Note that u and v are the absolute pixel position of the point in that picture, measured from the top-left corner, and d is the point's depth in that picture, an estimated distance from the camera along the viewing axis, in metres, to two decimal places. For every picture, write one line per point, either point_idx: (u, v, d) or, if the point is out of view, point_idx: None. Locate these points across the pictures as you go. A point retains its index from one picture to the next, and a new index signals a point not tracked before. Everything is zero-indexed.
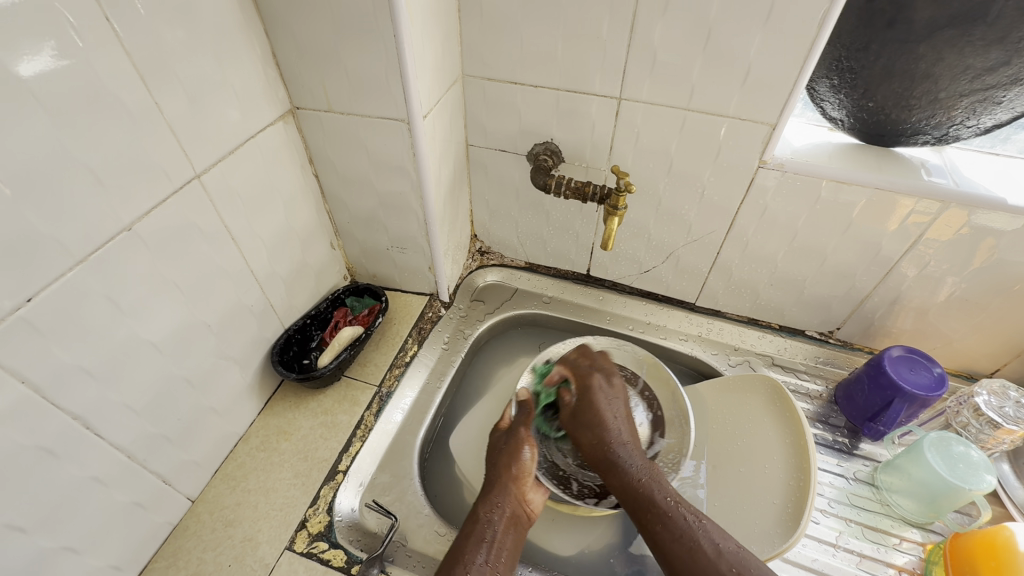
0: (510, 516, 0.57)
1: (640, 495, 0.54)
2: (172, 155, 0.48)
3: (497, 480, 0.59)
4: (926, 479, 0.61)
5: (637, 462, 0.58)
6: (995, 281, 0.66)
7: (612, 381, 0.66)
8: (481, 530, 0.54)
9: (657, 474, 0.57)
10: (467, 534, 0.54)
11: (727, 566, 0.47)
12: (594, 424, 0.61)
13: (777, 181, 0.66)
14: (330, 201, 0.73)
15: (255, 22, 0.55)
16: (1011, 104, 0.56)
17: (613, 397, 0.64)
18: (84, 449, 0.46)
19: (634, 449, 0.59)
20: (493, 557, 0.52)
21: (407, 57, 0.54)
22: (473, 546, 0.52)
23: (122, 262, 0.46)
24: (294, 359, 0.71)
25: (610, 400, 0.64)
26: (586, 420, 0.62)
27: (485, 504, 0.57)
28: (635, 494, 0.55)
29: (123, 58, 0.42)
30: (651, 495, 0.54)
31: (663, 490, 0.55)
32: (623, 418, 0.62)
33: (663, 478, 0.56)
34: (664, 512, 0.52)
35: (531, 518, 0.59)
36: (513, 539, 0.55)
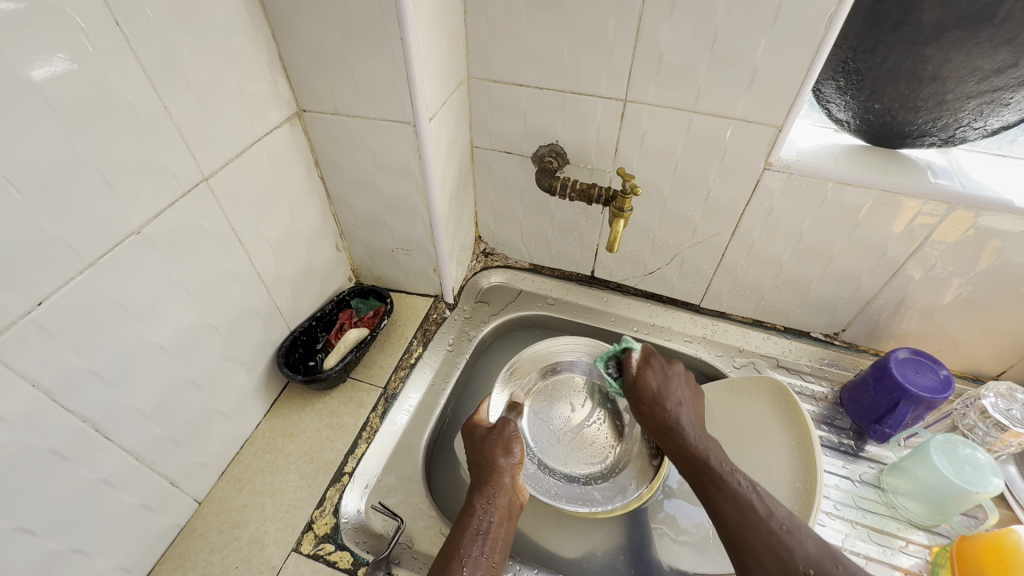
0: (505, 507, 0.58)
1: (699, 468, 0.57)
2: (181, 159, 0.49)
3: (486, 472, 0.60)
4: (932, 481, 0.61)
5: (697, 434, 0.61)
6: (1001, 283, 0.66)
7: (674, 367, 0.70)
8: (477, 523, 0.55)
9: (711, 442, 0.60)
10: (459, 526, 0.55)
11: (778, 524, 0.50)
12: (655, 393, 0.66)
13: (782, 183, 0.66)
14: (335, 202, 0.73)
15: (262, 24, 0.55)
16: (1019, 105, 0.56)
17: (677, 374, 0.69)
18: (93, 451, 0.46)
19: (690, 420, 0.64)
20: (488, 547, 0.53)
21: (414, 59, 0.54)
22: (467, 538, 0.53)
23: (132, 265, 0.46)
24: (300, 360, 0.71)
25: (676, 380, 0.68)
26: (644, 391, 0.67)
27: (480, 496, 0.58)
28: (688, 455, 0.59)
29: (132, 62, 0.43)
30: (711, 461, 0.57)
31: (722, 459, 0.57)
32: (683, 386, 0.68)
33: (717, 446, 0.60)
34: (722, 476, 0.55)
35: (521, 506, 0.61)
36: (505, 531, 0.56)
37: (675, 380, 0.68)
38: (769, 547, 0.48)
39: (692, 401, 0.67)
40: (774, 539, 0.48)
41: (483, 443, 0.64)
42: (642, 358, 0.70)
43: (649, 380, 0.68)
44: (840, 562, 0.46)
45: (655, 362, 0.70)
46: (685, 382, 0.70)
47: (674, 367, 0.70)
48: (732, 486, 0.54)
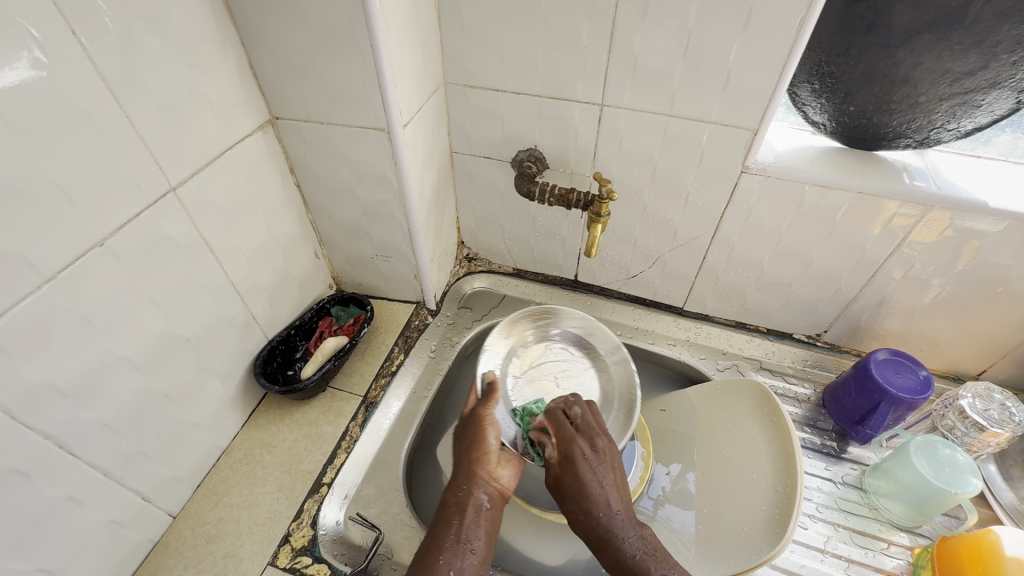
0: (481, 498, 0.56)
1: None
2: (146, 169, 0.48)
3: (463, 469, 0.59)
4: (912, 482, 0.61)
5: (632, 535, 0.51)
6: (978, 283, 0.66)
7: (597, 446, 0.58)
8: (452, 513, 0.54)
9: (654, 548, 0.50)
10: (438, 517, 0.54)
11: None
12: (577, 489, 0.54)
13: (760, 186, 0.66)
14: (313, 210, 0.73)
15: (230, 32, 0.54)
16: (991, 107, 0.56)
17: (607, 464, 0.56)
18: (57, 469, 0.45)
19: (629, 519, 0.52)
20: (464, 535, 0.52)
21: (385, 66, 0.53)
22: (442, 530, 0.52)
23: (95, 278, 0.45)
24: (278, 370, 0.70)
25: (595, 470, 0.55)
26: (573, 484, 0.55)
27: (455, 487, 0.57)
28: (631, 574, 0.48)
29: (92, 73, 0.42)
30: (647, 565, 0.48)
31: (664, 568, 0.48)
32: (617, 483, 0.56)
33: (663, 550, 0.50)
34: None
35: (507, 496, 0.58)
36: (487, 521, 0.54)
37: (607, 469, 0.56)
38: None
39: (620, 492, 0.55)
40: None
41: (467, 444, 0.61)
42: (559, 443, 0.59)
43: (568, 476, 0.55)
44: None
45: (573, 449, 0.57)
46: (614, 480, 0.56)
47: (592, 445, 0.58)
48: None
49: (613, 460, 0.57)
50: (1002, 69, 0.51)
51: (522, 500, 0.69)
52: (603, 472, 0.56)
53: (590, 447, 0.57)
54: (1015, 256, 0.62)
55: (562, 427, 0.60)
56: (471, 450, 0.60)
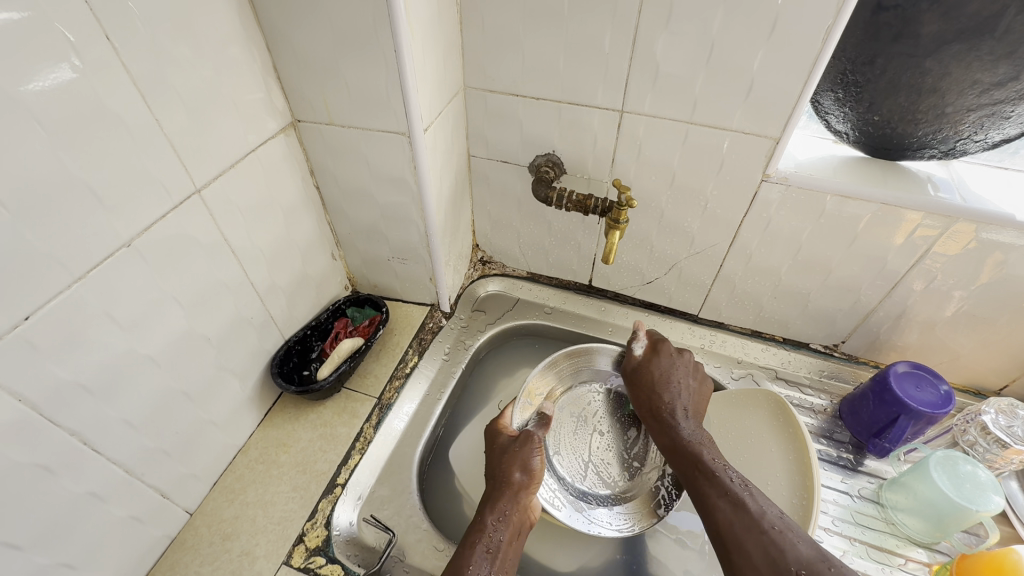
0: (517, 524, 0.56)
1: (689, 454, 0.58)
2: (173, 172, 0.49)
3: (495, 472, 0.61)
4: (931, 497, 0.60)
5: (694, 432, 0.61)
6: (1002, 297, 0.65)
7: (681, 355, 0.71)
8: (484, 540, 0.53)
9: (710, 444, 0.60)
10: (462, 543, 0.53)
11: (767, 524, 0.47)
12: (660, 376, 0.68)
13: (780, 194, 0.65)
14: (331, 211, 0.73)
15: (256, 35, 0.55)
16: (1019, 119, 0.55)
17: (684, 367, 0.69)
18: (82, 465, 0.46)
19: (693, 421, 0.63)
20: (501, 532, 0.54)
21: (408, 71, 0.54)
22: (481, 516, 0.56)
23: (121, 277, 0.46)
24: (294, 370, 0.70)
25: (682, 373, 0.68)
26: (650, 375, 0.68)
27: (483, 511, 0.56)
28: (685, 452, 0.58)
29: (123, 77, 0.43)
30: (699, 455, 0.57)
31: (714, 455, 0.57)
32: (694, 388, 0.68)
33: (714, 446, 0.59)
34: (714, 472, 0.54)
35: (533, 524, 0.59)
36: (517, 527, 0.56)
37: (690, 374, 0.69)
38: (763, 550, 0.46)
39: (693, 392, 0.67)
40: (764, 537, 0.46)
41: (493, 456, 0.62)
42: (644, 351, 0.71)
43: (652, 365, 0.69)
44: (829, 560, 0.44)
45: (662, 347, 0.71)
46: (697, 386, 0.69)
47: (683, 358, 0.70)
48: (719, 479, 0.53)
49: (692, 368, 0.70)
50: None
51: None
52: (689, 376, 0.69)
53: (675, 352, 0.70)
54: None
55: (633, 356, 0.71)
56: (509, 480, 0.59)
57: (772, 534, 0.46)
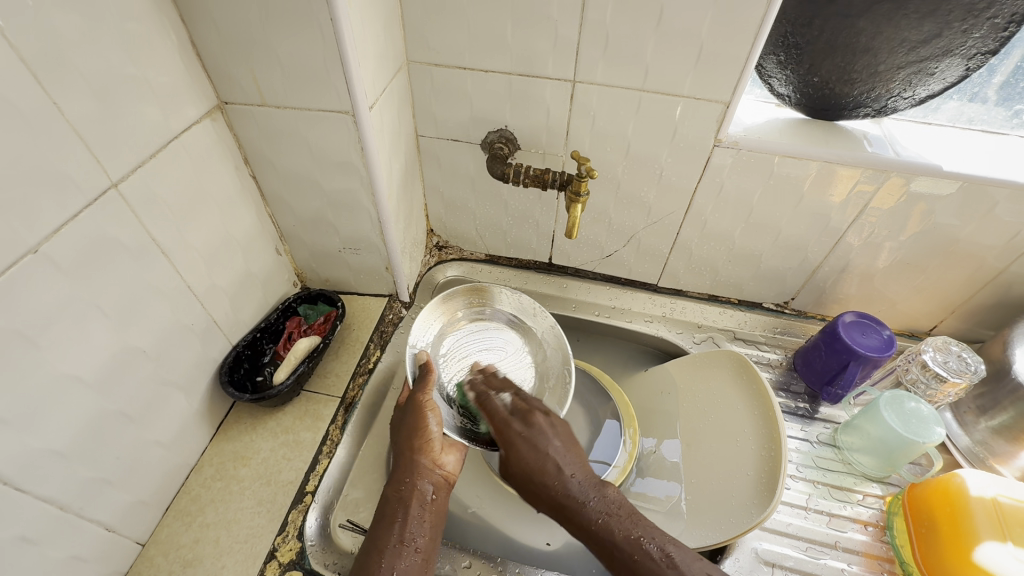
0: (426, 490, 0.55)
1: (601, 540, 0.50)
2: (84, 165, 0.42)
3: (406, 459, 0.57)
4: (884, 436, 0.65)
5: (593, 497, 0.53)
6: (932, 244, 0.70)
7: (533, 421, 0.58)
8: (394, 511, 0.53)
9: (620, 507, 0.52)
10: (380, 519, 0.53)
11: None
12: (532, 465, 0.55)
13: (731, 159, 0.66)
14: (271, 203, 0.67)
15: (167, 6, 0.48)
16: (943, 74, 0.58)
17: (547, 432, 0.57)
18: (5, 508, 0.40)
19: (583, 481, 0.54)
20: (408, 535, 0.52)
21: (348, 44, 0.50)
22: (386, 528, 0.52)
23: (31, 290, 0.40)
24: (246, 377, 0.65)
25: (542, 442, 0.56)
26: (524, 463, 0.55)
27: (396, 480, 0.56)
28: (598, 536, 0.51)
29: (7, 53, 0.36)
30: (612, 537, 0.50)
31: (627, 527, 0.50)
32: (564, 445, 0.57)
33: (625, 509, 0.52)
34: (630, 555, 0.48)
35: (451, 481, 0.58)
36: (431, 511, 0.54)
37: (557, 432, 0.58)
38: None
39: (569, 456, 0.56)
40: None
41: (402, 426, 0.59)
42: (494, 426, 0.60)
43: (520, 455, 0.56)
44: None
45: (510, 432, 0.58)
46: (567, 442, 0.57)
47: (530, 420, 0.58)
48: (640, 562, 0.48)
49: (555, 426, 0.58)
50: (954, 37, 0.54)
51: (514, 488, 0.68)
52: (552, 440, 0.57)
53: (523, 425, 0.58)
54: (961, 216, 0.65)
55: (493, 410, 0.61)
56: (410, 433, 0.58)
57: None
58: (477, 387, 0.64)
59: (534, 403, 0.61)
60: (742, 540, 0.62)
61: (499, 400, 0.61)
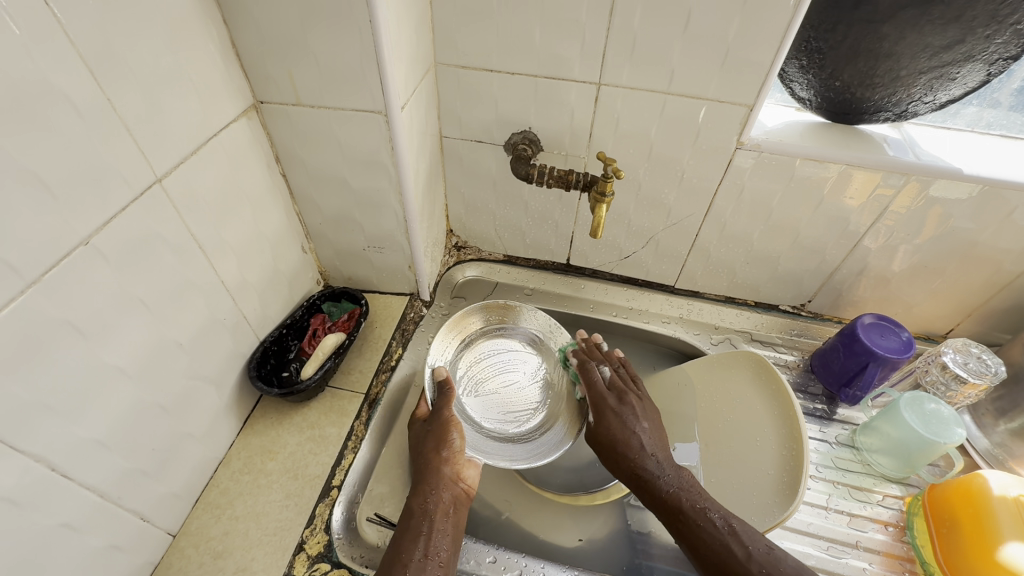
0: (448, 502, 0.56)
1: (669, 506, 0.55)
2: (131, 161, 0.43)
3: (428, 470, 0.57)
4: (903, 437, 0.65)
5: (670, 473, 0.58)
6: (951, 248, 0.70)
7: (627, 399, 0.65)
8: (418, 524, 0.53)
9: (689, 482, 0.57)
10: (403, 532, 0.53)
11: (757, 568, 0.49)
12: (610, 437, 0.62)
13: (753, 161, 0.67)
14: (299, 201, 0.68)
15: (210, 6, 0.50)
16: (964, 80, 0.59)
17: (637, 410, 0.64)
18: (51, 495, 0.41)
19: (666, 462, 0.59)
20: (430, 550, 0.51)
21: (384, 45, 0.51)
22: (410, 543, 0.51)
23: (80, 281, 0.41)
24: (273, 373, 0.66)
25: (641, 416, 0.63)
26: (613, 429, 0.62)
27: (420, 492, 0.56)
28: (668, 504, 0.55)
29: (67, 51, 0.37)
30: (681, 502, 0.55)
31: (695, 499, 0.55)
32: (652, 429, 0.62)
33: (695, 485, 0.56)
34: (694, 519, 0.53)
35: (470, 495, 0.59)
36: (453, 523, 0.55)
37: (644, 413, 0.64)
38: None
39: (658, 436, 0.62)
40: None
41: (427, 439, 0.60)
42: (589, 393, 0.66)
43: (610, 426, 0.62)
44: None
45: (606, 401, 0.65)
46: (652, 422, 0.64)
47: (629, 399, 0.65)
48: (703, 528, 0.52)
49: (645, 408, 0.64)
50: (977, 43, 0.54)
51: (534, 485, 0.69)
52: (642, 420, 0.63)
53: (619, 400, 0.64)
54: (978, 221, 0.66)
55: (592, 380, 0.67)
56: (437, 438, 0.60)
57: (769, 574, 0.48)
58: (579, 355, 0.71)
59: (637, 380, 0.69)
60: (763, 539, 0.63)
61: (599, 373, 0.68)
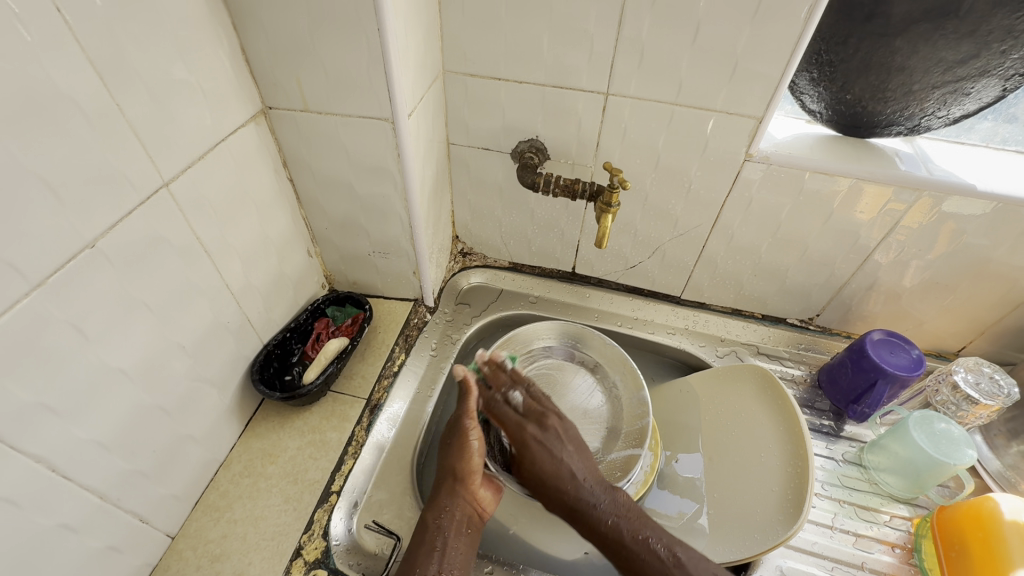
0: (461, 519, 0.56)
1: (610, 541, 0.54)
2: (138, 165, 0.44)
3: (445, 486, 0.58)
4: (912, 456, 0.64)
5: (605, 502, 0.57)
6: (964, 264, 0.69)
7: (546, 424, 0.62)
8: (433, 539, 0.54)
9: (623, 507, 0.57)
10: (418, 545, 0.54)
11: None
12: (545, 471, 0.59)
13: (762, 174, 0.67)
14: (305, 206, 0.69)
15: (222, 14, 0.50)
16: (979, 94, 0.58)
17: (560, 438, 0.61)
18: (51, 495, 0.41)
19: (602, 488, 0.58)
20: (444, 565, 0.52)
21: (392, 53, 0.51)
22: (425, 557, 0.52)
23: (85, 284, 0.41)
24: (275, 376, 0.66)
25: (560, 444, 0.60)
26: (542, 465, 0.59)
27: (436, 509, 0.56)
28: (608, 537, 0.55)
29: (78, 58, 0.38)
30: (621, 536, 0.54)
31: (637, 529, 0.55)
32: (577, 451, 0.60)
33: (632, 510, 0.56)
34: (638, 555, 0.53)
35: (484, 515, 0.59)
36: (466, 541, 0.55)
37: (565, 441, 0.61)
38: None
39: (586, 461, 0.60)
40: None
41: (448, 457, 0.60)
42: (507, 432, 0.62)
43: (538, 459, 0.59)
44: None
45: (524, 436, 0.61)
46: (575, 443, 0.61)
47: (551, 426, 0.62)
48: (647, 562, 0.53)
49: (567, 429, 0.62)
50: (992, 58, 0.54)
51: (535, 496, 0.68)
52: (566, 445, 0.60)
53: (539, 428, 0.61)
54: (991, 237, 0.65)
55: (507, 415, 0.63)
56: (460, 455, 0.59)
57: None
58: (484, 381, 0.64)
59: (546, 406, 0.64)
60: (767, 556, 0.61)
61: (512, 399, 0.63)
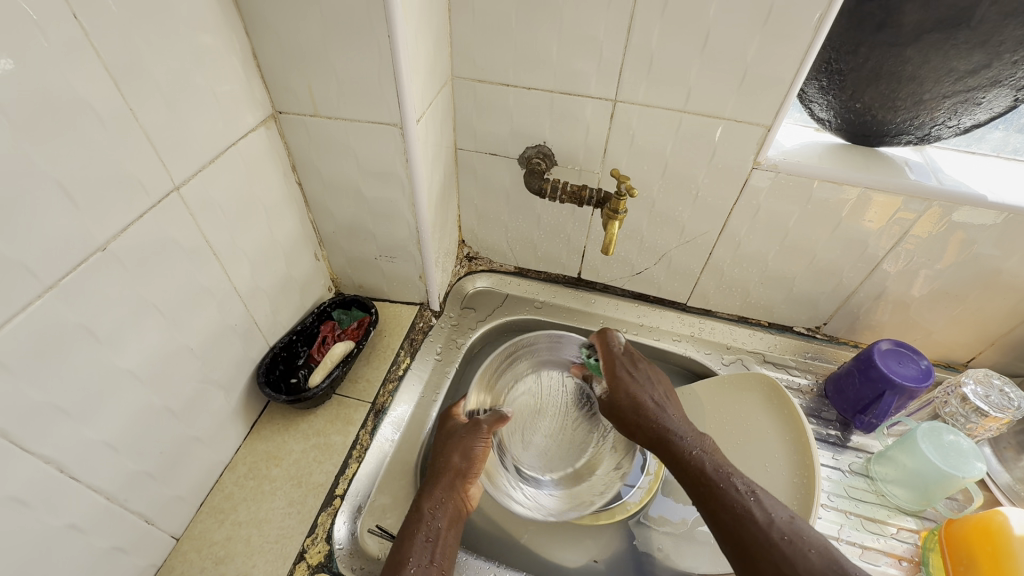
0: (453, 512, 0.57)
1: (692, 468, 0.54)
2: (150, 168, 0.44)
3: (439, 479, 0.59)
4: (920, 468, 0.63)
5: (692, 437, 0.57)
6: (974, 274, 0.68)
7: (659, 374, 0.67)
8: (423, 530, 0.54)
9: (712, 449, 0.56)
10: (408, 535, 0.53)
11: (778, 533, 0.46)
12: (629, 405, 0.63)
13: (770, 182, 0.66)
14: (313, 209, 0.69)
15: (234, 19, 0.51)
16: (990, 105, 0.58)
17: (660, 387, 0.65)
18: (59, 496, 0.41)
19: (689, 427, 0.59)
20: (433, 557, 0.52)
21: (402, 59, 0.51)
22: (414, 548, 0.52)
23: (96, 287, 0.41)
24: (281, 379, 0.67)
25: (656, 390, 0.64)
26: (624, 396, 0.64)
27: (428, 501, 0.57)
28: (688, 463, 0.54)
29: (94, 63, 0.38)
30: (702, 464, 0.53)
31: (720, 464, 0.53)
32: (677, 409, 0.63)
33: (718, 452, 0.55)
34: (717, 482, 0.51)
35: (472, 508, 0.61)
36: (454, 535, 0.56)
37: (655, 385, 0.65)
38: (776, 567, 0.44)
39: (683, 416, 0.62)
40: (776, 553, 0.44)
41: (444, 442, 0.63)
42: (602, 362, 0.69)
43: (619, 394, 0.64)
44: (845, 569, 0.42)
45: (622, 374, 0.66)
46: (668, 399, 0.64)
47: (642, 371, 0.66)
48: (724, 492, 0.50)
49: (662, 382, 0.66)
50: (1004, 68, 0.53)
51: (539, 504, 0.68)
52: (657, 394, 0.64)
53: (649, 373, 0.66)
54: (1002, 248, 0.65)
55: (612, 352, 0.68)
56: (460, 451, 0.61)
57: (788, 542, 0.45)
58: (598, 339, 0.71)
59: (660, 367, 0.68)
60: None
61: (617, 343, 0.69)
